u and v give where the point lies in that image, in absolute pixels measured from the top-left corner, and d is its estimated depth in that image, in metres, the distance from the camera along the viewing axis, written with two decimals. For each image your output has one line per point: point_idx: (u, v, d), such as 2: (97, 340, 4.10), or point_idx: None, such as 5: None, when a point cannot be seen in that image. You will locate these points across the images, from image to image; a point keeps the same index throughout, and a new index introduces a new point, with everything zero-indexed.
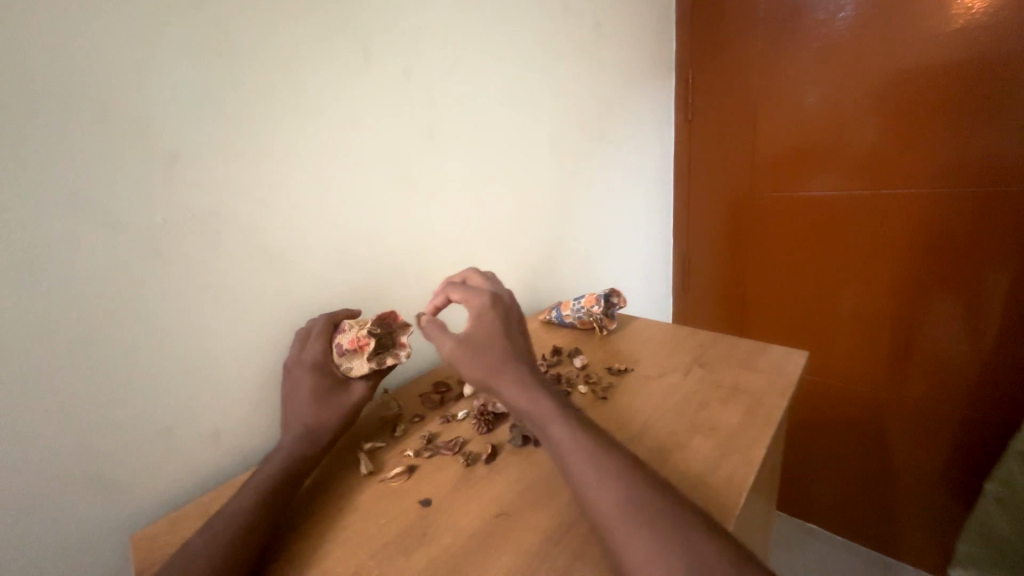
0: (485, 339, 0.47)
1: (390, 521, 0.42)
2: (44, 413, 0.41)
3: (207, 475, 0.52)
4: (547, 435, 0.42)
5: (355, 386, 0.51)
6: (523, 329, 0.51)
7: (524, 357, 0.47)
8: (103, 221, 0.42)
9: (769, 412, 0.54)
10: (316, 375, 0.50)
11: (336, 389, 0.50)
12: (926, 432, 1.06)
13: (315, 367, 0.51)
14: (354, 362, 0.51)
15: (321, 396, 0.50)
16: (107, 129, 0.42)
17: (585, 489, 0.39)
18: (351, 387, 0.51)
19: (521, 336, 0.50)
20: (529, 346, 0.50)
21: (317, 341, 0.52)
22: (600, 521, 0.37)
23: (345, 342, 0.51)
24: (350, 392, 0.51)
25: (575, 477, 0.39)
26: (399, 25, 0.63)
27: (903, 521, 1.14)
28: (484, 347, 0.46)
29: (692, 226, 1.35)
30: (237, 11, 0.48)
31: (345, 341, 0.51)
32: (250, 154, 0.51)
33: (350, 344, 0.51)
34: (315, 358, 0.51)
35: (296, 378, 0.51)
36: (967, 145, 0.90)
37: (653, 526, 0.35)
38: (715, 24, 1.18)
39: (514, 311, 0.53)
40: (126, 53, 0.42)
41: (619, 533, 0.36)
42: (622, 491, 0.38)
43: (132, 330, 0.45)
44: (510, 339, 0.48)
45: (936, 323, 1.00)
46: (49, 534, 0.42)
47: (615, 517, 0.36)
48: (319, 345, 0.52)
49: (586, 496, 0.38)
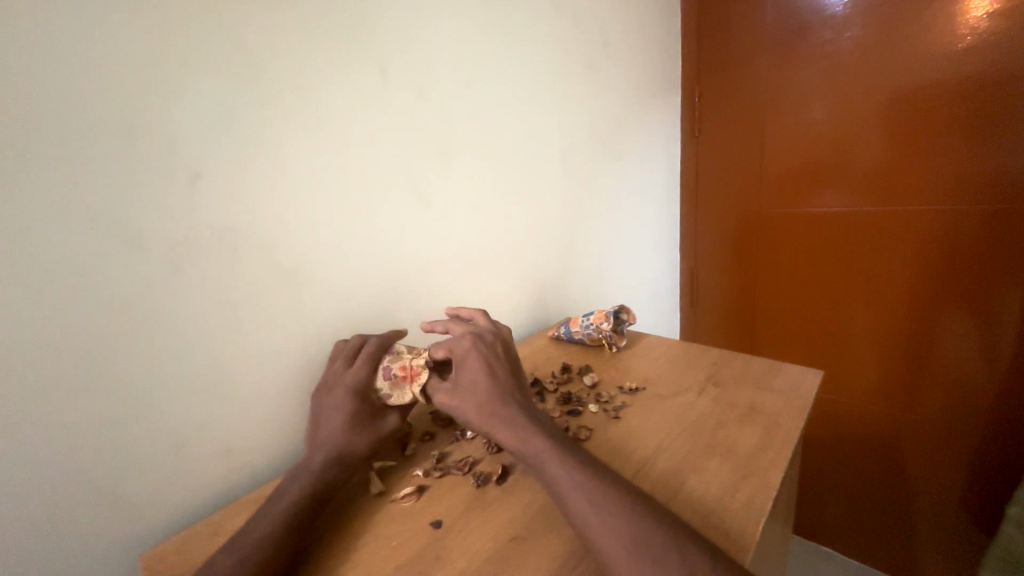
0: (473, 385, 0.49)
1: (402, 544, 0.41)
2: (58, 429, 0.41)
3: (216, 493, 0.51)
4: (546, 475, 0.42)
5: (388, 417, 0.51)
6: (512, 365, 0.52)
7: (512, 397, 0.48)
8: (122, 238, 0.43)
9: (785, 434, 0.53)
10: (356, 402, 0.50)
11: (372, 418, 0.50)
12: (943, 452, 1.04)
13: (356, 393, 0.50)
14: (395, 392, 0.51)
15: (357, 423, 0.49)
16: (129, 149, 0.43)
17: (585, 525, 0.38)
18: (386, 418, 0.51)
19: (512, 372, 0.51)
20: (520, 382, 0.51)
21: (363, 366, 0.52)
22: (602, 557, 0.37)
23: (396, 367, 0.52)
24: (384, 423, 0.51)
25: (573, 511, 0.39)
26: (413, 44, 0.64)
27: (922, 545, 1.11)
28: (472, 394, 0.48)
29: (700, 241, 1.35)
30: (257, 33, 0.50)
31: (395, 368, 0.52)
32: (267, 172, 0.52)
33: (400, 371, 0.51)
34: (358, 383, 0.51)
35: (334, 400, 0.50)
36: (977, 161, 0.90)
37: (660, 568, 0.35)
38: (721, 43, 1.19)
39: (503, 348, 0.54)
40: (151, 76, 0.43)
41: (626, 566, 0.35)
42: (626, 526, 0.37)
43: (149, 346, 0.45)
44: (497, 381, 0.49)
45: (949, 340, 0.98)
46: (60, 552, 0.42)
47: (618, 556, 0.36)
48: (364, 371, 0.51)
49: (587, 530, 0.38)
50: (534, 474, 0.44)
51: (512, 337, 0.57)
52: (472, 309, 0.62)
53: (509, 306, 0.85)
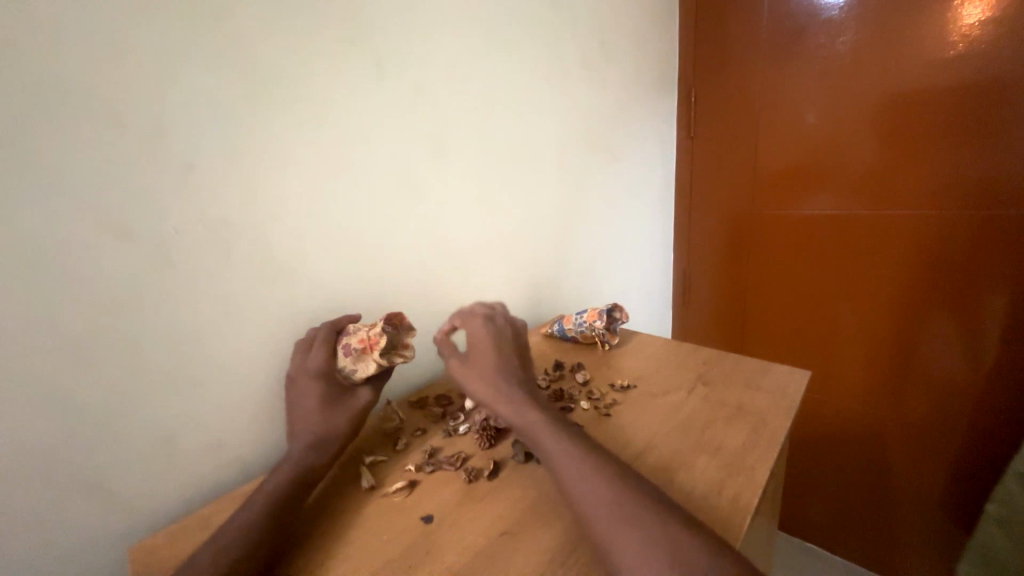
0: (485, 356, 0.51)
1: (394, 538, 0.42)
2: (46, 420, 0.40)
3: (206, 487, 0.51)
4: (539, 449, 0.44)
5: (360, 392, 0.52)
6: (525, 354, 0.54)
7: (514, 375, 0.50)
8: (115, 229, 0.43)
9: (772, 432, 0.54)
10: (323, 384, 0.50)
11: (341, 396, 0.51)
12: (926, 452, 1.06)
13: (320, 375, 0.51)
14: (359, 365, 0.50)
15: (328, 403, 0.50)
16: (123, 140, 0.42)
17: (582, 508, 0.39)
18: (356, 394, 0.52)
19: (518, 355, 0.53)
20: (525, 365, 0.53)
21: (321, 350, 0.52)
22: (597, 540, 0.37)
23: (354, 342, 0.51)
24: (356, 397, 0.51)
25: (571, 501, 0.40)
26: (411, 39, 0.64)
27: (903, 543, 1.13)
28: (481, 363, 0.51)
29: (692, 240, 1.36)
30: (253, 23, 0.49)
31: (353, 342, 0.51)
32: (261, 164, 0.51)
33: (359, 344, 0.50)
34: (318, 365, 0.51)
35: (301, 387, 0.51)
36: (967, 166, 0.91)
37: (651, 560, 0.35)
38: (718, 44, 1.20)
39: (512, 335, 0.55)
40: (144, 65, 0.43)
41: (617, 561, 0.36)
42: (619, 521, 0.37)
43: (140, 338, 0.45)
44: (505, 364, 0.51)
45: (935, 342, 1.00)
46: (48, 545, 0.41)
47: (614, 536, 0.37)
48: (322, 353, 0.52)
49: (584, 513, 0.39)
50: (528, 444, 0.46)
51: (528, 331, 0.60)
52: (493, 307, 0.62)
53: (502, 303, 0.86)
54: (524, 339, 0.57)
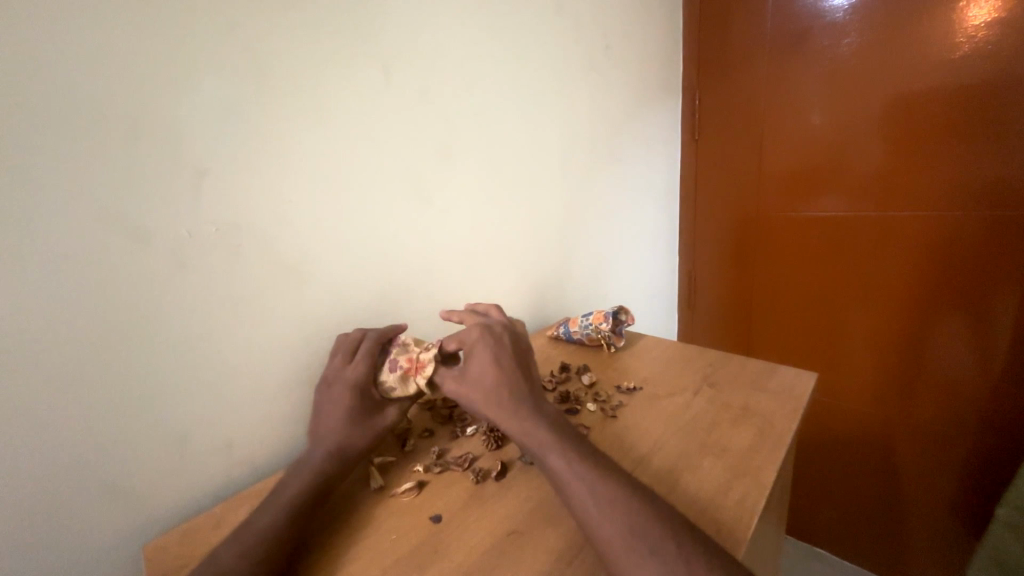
0: (480, 371, 0.50)
1: (402, 537, 0.42)
2: (62, 421, 0.41)
3: (216, 488, 0.52)
4: (545, 462, 0.43)
5: (388, 410, 0.52)
6: (522, 359, 0.53)
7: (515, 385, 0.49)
8: (129, 234, 0.43)
9: (779, 434, 0.54)
10: (355, 397, 0.51)
11: (371, 412, 0.51)
12: (936, 455, 1.05)
13: (356, 388, 0.51)
14: (400, 385, 0.52)
15: (356, 416, 0.50)
16: (136, 146, 0.43)
17: (585, 515, 0.39)
18: (385, 411, 0.52)
19: (521, 362, 0.52)
20: (529, 374, 0.52)
21: (364, 360, 0.52)
22: (601, 548, 0.37)
23: (402, 360, 0.53)
24: (384, 415, 0.51)
25: (576, 502, 0.40)
26: (417, 45, 0.65)
27: (914, 548, 1.12)
28: (477, 380, 0.49)
29: (698, 243, 1.36)
30: (263, 32, 0.50)
31: (402, 361, 0.53)
32: (271, 170, 0.52)
33: (406, 364, 0.53)
34: (358, 377, 0.51)
35: (333, 396, 0.51)
36: (973, 168, 0.91)
37: (658, 559, 0.36)
38: (722, 47, 1.20)
39: (512, 341, 0.55)
40: (156, 73, 0.44)
41: (623, 559, 0.36)
42: (625, 519, 0.38)
43: (153, 340, 0.46)
44: (505, 372, 0.50)
45: (944, 345, 0.99)
46: (63, 544, 0.42)
47: (618, 545, 0.37)
48: (363, 366, 0.52)
49: (586, 520, 0.39)
50: (536, 462, 0.45)
51: (524, 335, 0.58)
52: (495, 308, 0.62)
53: (508, 306, 0.86)
54: (528, 347, 0.56)
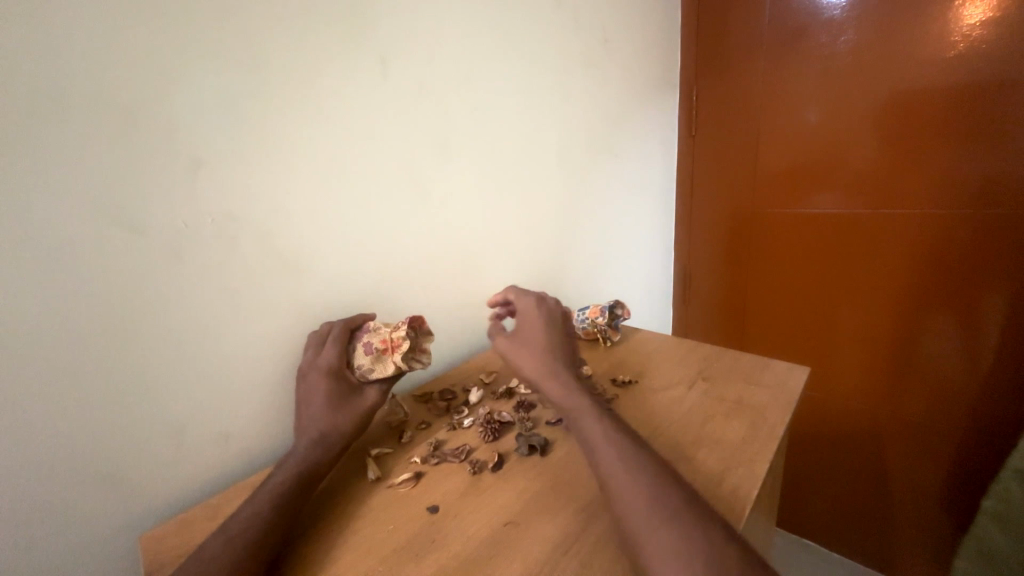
0: (533, 338, 0.53)
1: (399, 528, 0.42)
2: (59, 412, 0.41)
3: (214, 479, 0.52)
4: (580, 426, 0.45)
5: (367, 391, 0.52)
6: (570, 342, 0.55)
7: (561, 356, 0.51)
8: (124, 224, 0.43)
9: (771, 426, 0.55)
10: (331, 382, 0.51)
11: (349, 395, 0.51)
12: (924, 449, 1.07)
13: (331, 373, 0.52)
14: (377, 365, 0.52)
15: (335, 401, 0.50)
16: (130, 135, 0.43)
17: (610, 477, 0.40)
18: (364, 393, 0.52)
19: (567, 342, 0.55)
20: (572, 353, 0.54)
21: (334, 346, 0.53)
22: (619, 507, 0.38)
23: (375, 341, 0.52)
24: (363, 397, 0.51)
25: (602, 466, 0.42)
26: (415, 37, 0.65)
27: (901, 540, 1.14)
28: (533, 345, 0.52)
29: (693, 239, 1.37)
30: (259, 22, 0.50)
31: (374, 342, 0.52)
32: (267, 161, 0.52)
33: (380, 345, 0.52)
34: (331, 363, 0.52)
35: (311, 384, 0.51)
36: (966, 165, 0.92)
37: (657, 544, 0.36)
38: (719, 43, 1.20)
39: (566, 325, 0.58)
40: (151, 64, 0.43)
41: (639, 519, 0.37)
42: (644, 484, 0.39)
43: (150, 331, 0.46)
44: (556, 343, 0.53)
45: (933, 341, 1.01)
46: (60, 535, 0.42)
47: (636, 504, 0.38)
48: (335, 351, 0.53)
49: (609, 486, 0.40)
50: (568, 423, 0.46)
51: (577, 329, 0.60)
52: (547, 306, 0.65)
53: None
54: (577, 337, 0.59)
